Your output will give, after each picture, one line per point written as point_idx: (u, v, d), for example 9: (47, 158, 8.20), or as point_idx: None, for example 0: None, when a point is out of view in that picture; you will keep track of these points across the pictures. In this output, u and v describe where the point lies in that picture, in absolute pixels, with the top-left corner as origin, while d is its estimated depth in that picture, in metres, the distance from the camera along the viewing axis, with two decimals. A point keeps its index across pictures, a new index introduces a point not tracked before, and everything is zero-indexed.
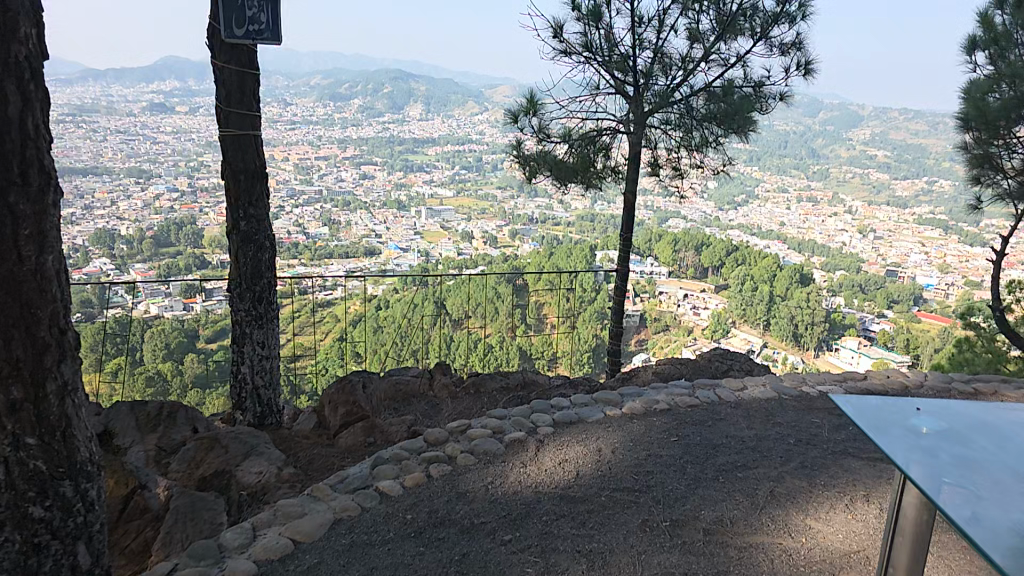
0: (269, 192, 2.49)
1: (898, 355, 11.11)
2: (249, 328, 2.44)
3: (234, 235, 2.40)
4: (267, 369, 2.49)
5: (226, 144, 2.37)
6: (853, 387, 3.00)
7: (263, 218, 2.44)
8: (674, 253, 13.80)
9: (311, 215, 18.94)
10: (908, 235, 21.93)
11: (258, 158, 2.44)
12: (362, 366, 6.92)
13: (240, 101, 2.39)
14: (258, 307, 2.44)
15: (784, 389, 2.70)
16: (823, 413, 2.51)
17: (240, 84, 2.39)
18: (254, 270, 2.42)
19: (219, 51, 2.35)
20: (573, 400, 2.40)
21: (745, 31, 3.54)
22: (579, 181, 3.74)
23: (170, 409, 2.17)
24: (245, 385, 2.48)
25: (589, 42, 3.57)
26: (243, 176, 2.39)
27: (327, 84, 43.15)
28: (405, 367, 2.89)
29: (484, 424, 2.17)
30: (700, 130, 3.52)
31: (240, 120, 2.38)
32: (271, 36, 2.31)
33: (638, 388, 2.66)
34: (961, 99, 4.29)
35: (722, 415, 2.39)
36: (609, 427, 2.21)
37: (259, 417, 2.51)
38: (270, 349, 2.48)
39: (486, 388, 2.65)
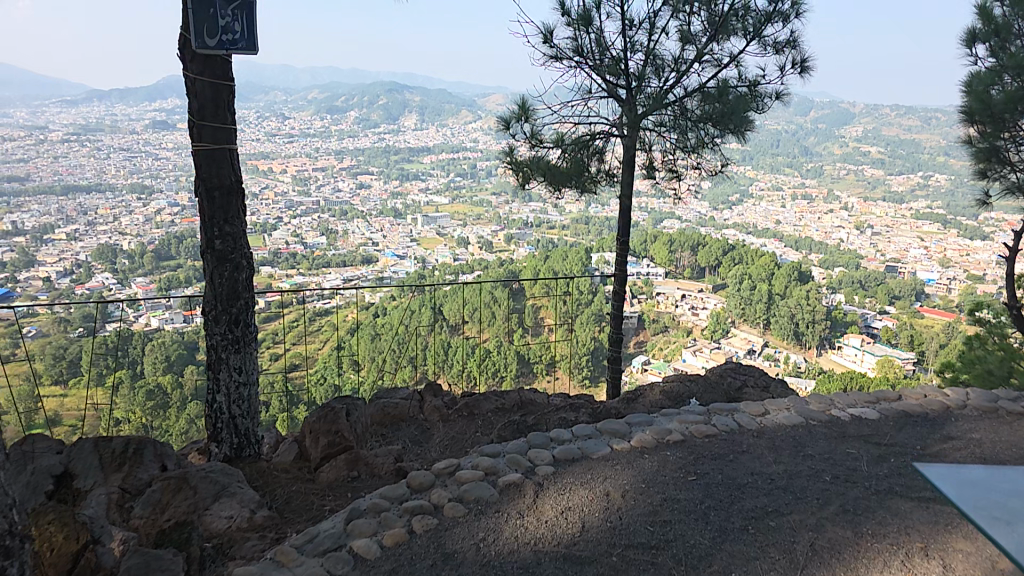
0: (247, 207, 2.19)
1: (902, 352, 11.08)
2: (225, 353, 2.15)
3: (207, 254, 2.10)
4: (244, 398, 2.21)
5: (199, 159, 2.07)
6: (891, 405, 2.60)
7: (241, 236, 2.13)
8: (670, 254, 13.68)
9: (308, 225, 18.95)
10: (905, 230, 21.95)
11: (235, 171, 2.14)
12: (361, 376, 6.74)
13: (214, 115, 2.09)
14: (235, 331, 2.15)
15: (811, 413, 2.43)
16: (858, 442, 2.22)
17: (215, 98, 2.10)
18: (231, 290, 2.13)
19: (190, 63, 2.06)
20: (573, 431, 2.17)
21: (737, 31, 3.38)
22: (574, 185, 3.55)
23: (137, 444, 1.96)
24: (220, 416, 2.19)
25: (579, 46, 3.42)
26: (219, 194, 2.09)
27: (326, 98, 43.76)
28: (393, 387, 2.69)
29: (476, 464, 1.95)
30: (695, 130, 3.34)
31: (215, 134, 2.08)
32: (246, 46, 2.03)
33: (646, 413, 2.42)
34: (963, 93, 4.11)
35: (745, 446, 2.14)
36: (617, 464, 1.98)
37: (236, 450, 2.22)
38: (248, 375, 2.20)
39: (481, 411, 2.46)
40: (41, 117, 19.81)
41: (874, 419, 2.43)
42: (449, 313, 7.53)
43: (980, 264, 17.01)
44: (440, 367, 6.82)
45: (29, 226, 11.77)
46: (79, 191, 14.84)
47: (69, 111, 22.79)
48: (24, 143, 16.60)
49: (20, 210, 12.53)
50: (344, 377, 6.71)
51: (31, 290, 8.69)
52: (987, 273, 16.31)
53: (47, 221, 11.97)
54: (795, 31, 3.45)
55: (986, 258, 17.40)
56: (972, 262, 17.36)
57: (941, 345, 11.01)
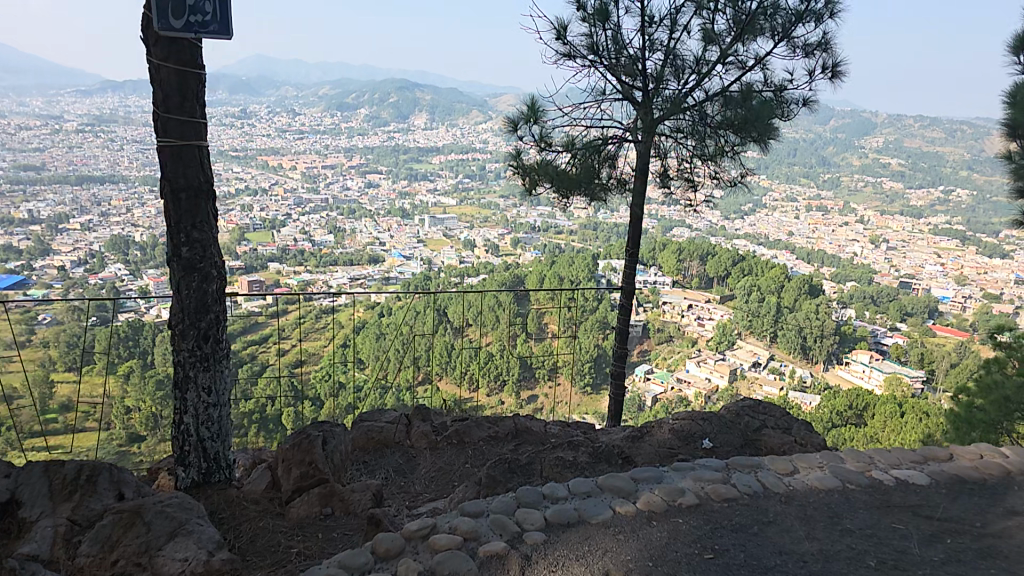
0: (217, 212, 1.91)
1: (912, 369, 11.18)
2: (193, 370, 1.89)
3: (172, 263, 1.83)
4: (214, 418, 1.95)
5: (163, 156, 1.78)
6: (940, 466, 2.12)
7: (211, 243, 1.86)
8: (678, 262, 13.47)
9: (318, 223, 19.25)
10: (922, 245, 22.20)
11: (205, 170, 1.84)
12: (365, 375, 6.59)
13: (180, 107, 1.79)
14: (205, 346, 1.89)
15: (849, 474, 1.98)
16: (907, 512, 1.81)
17: (182, 87, 1.79)
18: (200, 302, 1.86)
19: (153, 46, 1.74)
20: (570, 488, 1.77)
21: (765, 31, 3.18)
22: (584, 192, 3.35)
23: (92, 470, 1.73)
24: (188, 437, 1.94)
25: (594, 43, 3.23)
26: (185, 196, 1.80)
27: (339, 99, 44.46)
28: (380, 409, 2.48)
29: (454, 525, 1.58)
30: (714, 138, 3.15)
31: (183, 128, 1.78)
32: (218, 29, 1.70)
33: (656, 464, 2.01)
34: (1008, 104, 3.70)
35: (772, 516, 1.72)
36: (621, 534, 1.59)
37: (205, 474, 1.97)
38: (219, 396, 1.95)
39: (472, 439, 2.21)
40: (58, 111, 20.17)
41: (921, 486, 1.97)
42: (453, 315, 7.51)
43: (998, 283, 17.62)
44: (443, 368, 6.65)
45: (45, 215, 11.91)
46: (92, 182, 15.04)
47: (88, 104, 23.19)
48: (42, 134, 16.85)
49: (37, 198, 12.75)
50: (348, 375, 6.57)
51: (46, 277, 8.70)
52: (1003, 292, 16.77)
53: (61, 212, 12.14)
54: (827, 33, 3.25)
55: (1002, 278, 17.89)
56: (989, 280, 17.99)
57: (950, 365, 10.99)
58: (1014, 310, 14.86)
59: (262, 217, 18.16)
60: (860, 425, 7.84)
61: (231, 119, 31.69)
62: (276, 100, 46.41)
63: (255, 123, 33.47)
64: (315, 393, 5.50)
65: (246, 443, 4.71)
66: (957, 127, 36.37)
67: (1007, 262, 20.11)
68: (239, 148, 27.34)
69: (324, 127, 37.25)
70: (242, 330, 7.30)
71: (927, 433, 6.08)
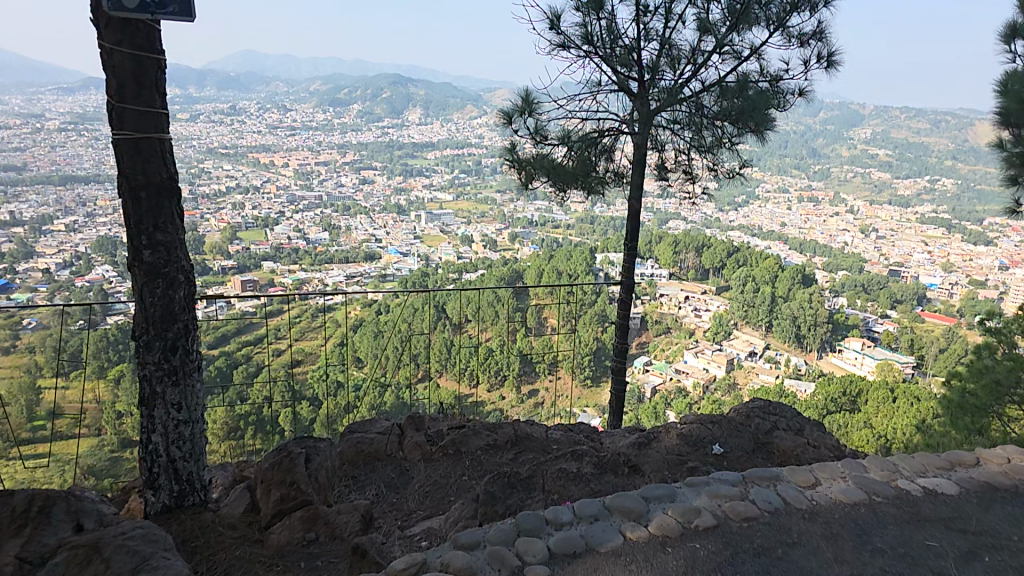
0: (185, 211, 1.59)
1: (902, 355, 11.22)
2: (161, 386, 1.56)
3: (133, 268, 1.51)
4: (186, 437, 1.61)
5: (119, 150, 1.46)
6: (970, 474, 1.94)
7: (177, 244, 1.54)
8: (675, 254, 13.73)
9: (312, 221, 19.25)
10: (910, 235, 22.46)
11: (167, 166, 1.53)
12: (363, 374, 6.52)
13: (138, 96, 1.47)
14: (173, 359, 1.56)
15: (874, 485, 1.80)
16: (935, 522, 1.65)
17: (138, 74, 1.46)
18: (166, 310, 1.54)
19: (102, 28, 1.43)
20: (577, 510, 1.57)
21: (760, 20, 3.06)
22: (581, 186, 3.23)
23: (44, 500, 1.46)
24: (157, 459, 1.59)
25: (589, 33, 3.08)
26: (145, 195, 1.48)
27: (332, 95, 44.48)
28: (370, 419, 2.30)
29: (447, 560, 1.37)
30: (711, 129, 3.04)
31: (142, 120, 1.47)
32: (181, 11, 1.40)
33: (667, 480, 1.83)
34: (998, 93, 3.48)
35: (798, 535, 1.53)
36: (635, 565, 1.38)
37: (177, 498, 1.62)
38: (191, 411, 1.61)
39: (468, 448, 2.06)
40: (42, 109, 20.01)
41: (951, 495, 1.79)
42: (453, 311, 7.59)
43: (983, 269, 17.72)
44: (444, 366, 6.85)
45: (29, 217, 11.81)
46: (78, 181, 14.90)
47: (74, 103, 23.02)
48: (26, 134, 16.69)
49: (20, 200, 12.66)
50: (347, 374, 6.50)
51: (30, 281, 8.61)
52: (989, 277, 16.83)
53: (46, 213, 12.02)
54: (822, 21, 3.14)
55: (987, 264, 18.07)
56: (974, 266, 18.07)
57: (939, 351, 11.02)
58: (1000, 295, 14.98)
59: (255, 216, 18.10)
60: (854, 411, 7.79)
61: (221, 116, 31.63)
62: (268, 96, 46.39)
63: (246, 120, 33.41)
64: (317, 391, 5.48)
65: (242, 448, 4.60)
66: (942, 119, 36.77)
67: (993, 249, 20.28)
68: (230, 146, 27.27)
69: (315, 125, 37.32)
70: (236, 329, 7.21)
71: (922, 418, 6.05)
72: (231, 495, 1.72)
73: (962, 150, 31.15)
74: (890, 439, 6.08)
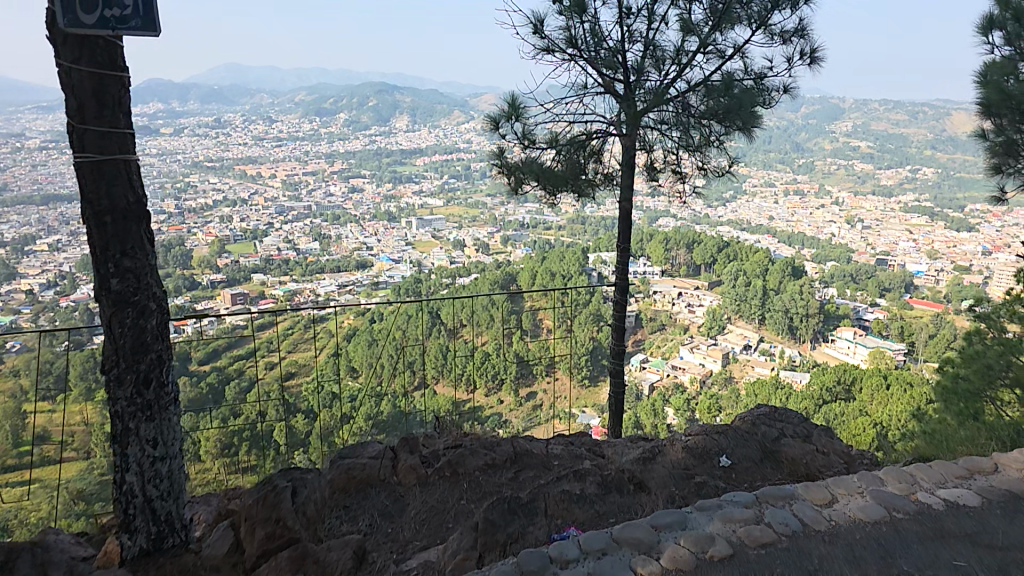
0: (155, 236, 1.51)
1: (894, 342, 11.23)
2: (134, 422, 1.48)
3: (100, 298, 1.43)
4: (163, 474, 1.54)
5: (82, 174, 1.38)
6: (991, 482, 1.86)
7: (147, 271, 1.46)
8: (665, 252, 13.80)
9: (301, 231, 19.18)
10: (895, 223, 22.59)
11: (135, 189, 1.45)
12: (358, 383, 6.44)
13: (99, 116, 1.39)
14: (146, 393, 1.49)
15: (893, 500, 1.71)
16: (959, 537, 1.57)
17: (99, 92, 1.38)
18: (137, 341, 1.46)
19: (58, 45, 1.35)
20: (581, 542, 1.47)
21: (742, 19, 3.00)
22: (570, 190, 3.17)
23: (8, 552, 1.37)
24: (132, 499, 1.52)
25: (573, 37, 3.02)
26: (111, 220, 1.40)
27: (317, 104, 44.42)
28: (362, 442, 2.23)
29: None
30: (698, 129, 2.98)
31: (104, 142, 1.39)
32: (143, 26, 1.33)
33: (675, 501, 1.74)
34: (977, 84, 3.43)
35: (820, 560, 1.43)
36: None
37: (156, 541, 1.54)
38: (168, 447, 1.54)
39: (466, 469, 1.98)
40: (24, 128, 19.85)
41: (974, 507, 1.71)
42: (447, 317, 7.57)
43: (969, 254, 17.82)
44: (440, 371, 6.77)
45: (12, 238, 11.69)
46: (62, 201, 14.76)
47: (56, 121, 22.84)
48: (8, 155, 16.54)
49: None
50: (342, 383, 6.41)
51: (16, 305, 8.50)
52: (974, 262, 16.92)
53: (29, 234, 11.90)
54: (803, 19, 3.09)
55: (971, 249, 18.18)
56: (959, 252, 18.16)
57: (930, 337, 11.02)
58: (985, 279, 15.06)
59: (243, 228, 18.01)
60: (849, 400, 7.76)
61: (206, 129, 31.54)
62: (252, 108, 46.26)
63: (231, 133, 33.29)
64: (310, 401, 5.43)
65: (237, 465, 4.52)
66: (921, 109, 37.10)
67: (977, 234, 20.36)
68: (216, 160, 27.15)
69: (300, 135, 37.23)
70: (227, 343, 7.14)
71: (917, 406, 6.02)
72: (216, 532, 1.64)
73: (942, 139, 31.43)
74: (885, 427, 6.06)
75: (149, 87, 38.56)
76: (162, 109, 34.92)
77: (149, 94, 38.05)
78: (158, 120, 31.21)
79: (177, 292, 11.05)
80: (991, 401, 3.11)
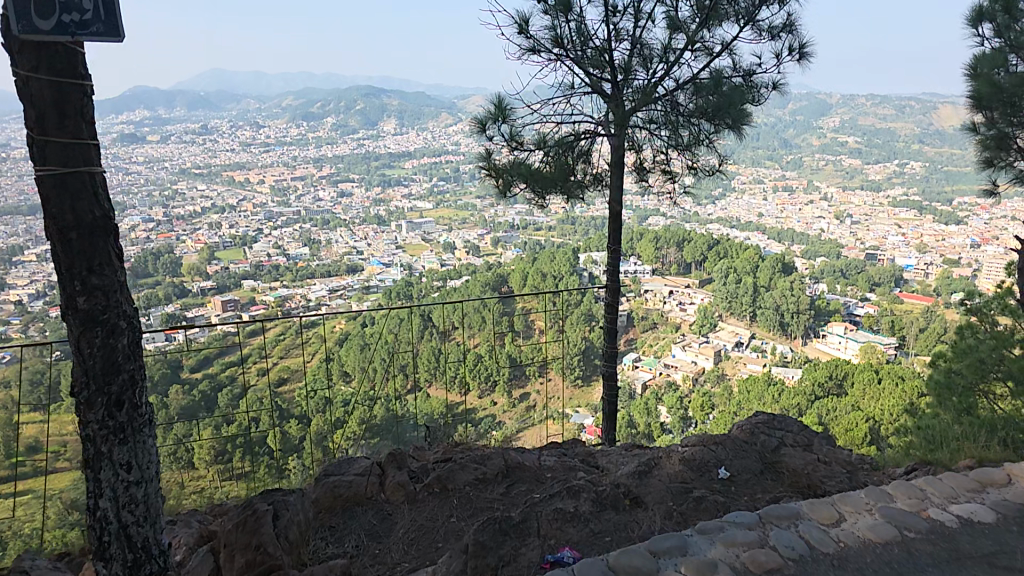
0: (123, 252, 1.43)
1: (885, 337, 11.23)
2: (106, 445, 1.40)
3: (67, 316, 1.35)
4: (139, 499, 1.46)
5: (43, 188, 1.30)
6: (1004, 497, 1.80)
7: (115, 288, 1.38)
8: (657, 251, 13.84)
9: (290, 236, 19.08)
10: (883, 218, 22.70)
11: (101, 202, 1.37)
12: (351, 388, 6.38)
13: (61, 127, 1.31)
14: (119, 416, 1.41)
15: (902, 518, 1.65)
16: (977, 559, 1.49)
17: (60, 101, 1.30)
18: (108, 362, 1.38)
19: (14, 52, 1.26)
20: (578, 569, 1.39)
21: (729, 15, 2.95)
22: (560, 191, 3.10)
23: None
24: (106, 527, 1.44)
25: (559, 35, 2.95)
26: (76, 236, 1.32)
27: (304, 109, 44.33)
28: (346, 458, 2.15)
29: None
30: (688, 127, 2.92)
31: (66, 155, 1.30)
32: (108, 34, 1.25)
33: (676, 520, 1.67)
34: (967, 77, 3.38)
35: None
36: None
37: (131, 569, 1.46)
38: (143, 470, 1.46)
39: (456, 485, 1.91)
40: None
41: (989, 524, 1.65)
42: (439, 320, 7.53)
43: (957, 247, 17.90)
44: (432, 374, 6.71)
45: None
46: None
47: None
48: None
49: None
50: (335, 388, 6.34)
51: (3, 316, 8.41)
52: (963, 255, 16.98)
53: (14, 244, 11.77)
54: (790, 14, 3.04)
55: (960, 242, 18.24)
56: (947, 246, 18.24)
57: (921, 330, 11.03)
58: (974, 272, 15.10)
59: (232, 234, 17.91)
60: (841, 395, 7.74)
61: (192, 137, 31.41)
62: (239, 114, 46.01)
63: (218, 139, 33.12)
64: (302, 408, 5.37)
65: (229, 471, 4.46)
66: (906, 104, 37.31)
67: (964, 228, 20.46)
68: (203, 167, 27.02)
69: (287, 139, 37.16)
70: (218, 350, 7.07)
71: (909, 400, 6.00)
72: (195, 558, 1.56)
73: (929, 133, 31.59)
74: (878, 423, 6.03)
75: (134, 93, 38.27)
76: (148, 116, 34.69)
77: (134, 100, 37.78)
78: (144, 126, 30.97)
79: (167, 300, 10.95)
80: (985, 395, 3.06)
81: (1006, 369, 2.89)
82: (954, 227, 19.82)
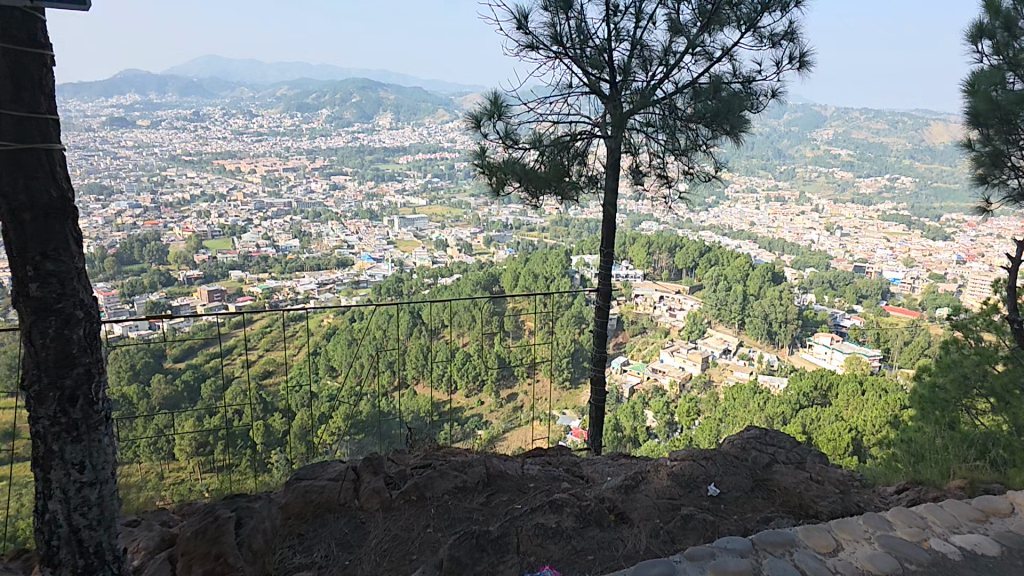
0: (82, 235, 1.34)
1: (870, 349, 11.25)
2: (58, 443, 1.32)
3: (19, 304, 1.27)
4: (92, 501, 1.37)
5: None
6: (1006, 528, 1.74)
7: (71, 275, 1.30)
8: (649, 255, 13.74)
9: (281, 228, 18.95)
10: (873, 232, 22.80)
11: (59, 181, 1.28)
12: (336, 382, 6.31)
13: (15, 98, 1.22)
14: (72, 411, 1.32)
15: (902, 548, 1.59)
16: None
17: (15, 72, 1.21)
18: (62, 354, 1.30)
19: None
20: None
21: (731, 20, 2.88)
22: (554, 192, 3.00)
23: None
24: (57, 529, 1.35)
25: (558, 33, 2.88)
26: (30, 218, 1.24)
27: (299, 100, 44.10)
28: (322, 461, 2.07)
29: None
30: (684, 132, 2.86)
31: (20, 129, 1.22)
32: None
33: (663, 540, 1.59)
34: (965, 92, 3.32)
35: None
36: None
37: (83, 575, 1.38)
38: (98, 471, 1.37)
39: (434, 493, 1.83)
40: None
41: (993, 557, 1.58)
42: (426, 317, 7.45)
43: (944, 263, 17.98)
44: (418, 372, 6.64)
45: None
46: None
47: None
48: None
49: None
50: (319, 383, 6.27)
51: None
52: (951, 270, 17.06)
53: None
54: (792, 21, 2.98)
55: (947, 258, 18.33)
56: (934, 261, 18.33)
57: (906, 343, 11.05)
58: (960, 288, 15.17)
59: (222, 224, 17.77)
60: (826, 405, 7.73)
61: (184, 124, 31.17)
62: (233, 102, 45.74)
63: (210, 127, 32.88)
64: (285, 401, 5.29)
65: (209, 465, 4.38)
66: (899, 119, 37.52)
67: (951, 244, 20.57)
68: (195, 155, 26.83)
69: (281, 130, 36.95)
70: (203, 340, 6.98)
71: (893, 413, 5.98)
72: (151, 565, 1.47)
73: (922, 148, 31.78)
74: (861, 435, 6.01)
75: (125, 77, 37.87)
76: (139, 101, 34.36)
77: (126, 84, 37.41)
78: (136, 111, 30.68)
79: (152, 288, 10.82)
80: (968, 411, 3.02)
81: (992, 388, 2.84)
82: (941, 243, 19.92)
